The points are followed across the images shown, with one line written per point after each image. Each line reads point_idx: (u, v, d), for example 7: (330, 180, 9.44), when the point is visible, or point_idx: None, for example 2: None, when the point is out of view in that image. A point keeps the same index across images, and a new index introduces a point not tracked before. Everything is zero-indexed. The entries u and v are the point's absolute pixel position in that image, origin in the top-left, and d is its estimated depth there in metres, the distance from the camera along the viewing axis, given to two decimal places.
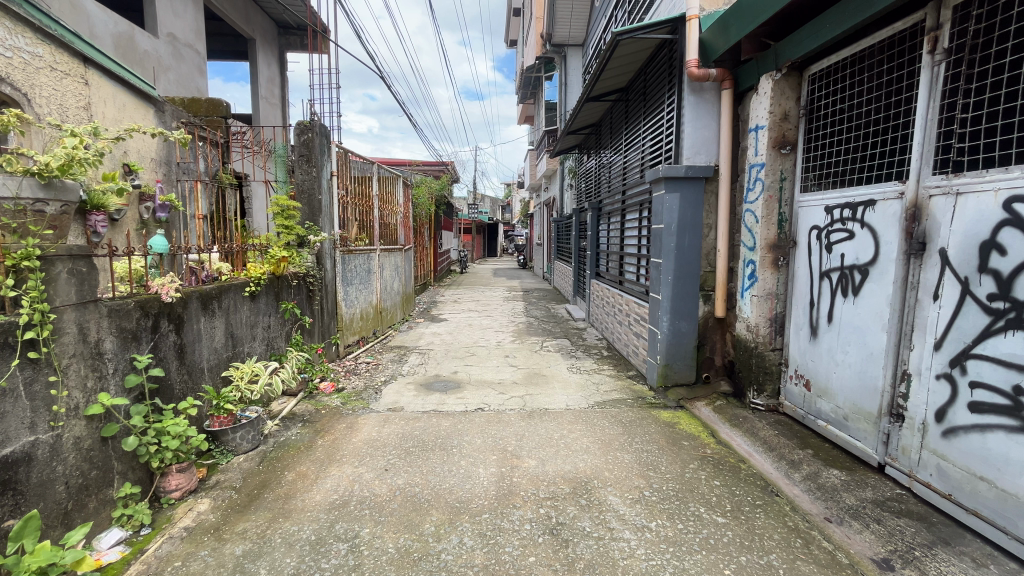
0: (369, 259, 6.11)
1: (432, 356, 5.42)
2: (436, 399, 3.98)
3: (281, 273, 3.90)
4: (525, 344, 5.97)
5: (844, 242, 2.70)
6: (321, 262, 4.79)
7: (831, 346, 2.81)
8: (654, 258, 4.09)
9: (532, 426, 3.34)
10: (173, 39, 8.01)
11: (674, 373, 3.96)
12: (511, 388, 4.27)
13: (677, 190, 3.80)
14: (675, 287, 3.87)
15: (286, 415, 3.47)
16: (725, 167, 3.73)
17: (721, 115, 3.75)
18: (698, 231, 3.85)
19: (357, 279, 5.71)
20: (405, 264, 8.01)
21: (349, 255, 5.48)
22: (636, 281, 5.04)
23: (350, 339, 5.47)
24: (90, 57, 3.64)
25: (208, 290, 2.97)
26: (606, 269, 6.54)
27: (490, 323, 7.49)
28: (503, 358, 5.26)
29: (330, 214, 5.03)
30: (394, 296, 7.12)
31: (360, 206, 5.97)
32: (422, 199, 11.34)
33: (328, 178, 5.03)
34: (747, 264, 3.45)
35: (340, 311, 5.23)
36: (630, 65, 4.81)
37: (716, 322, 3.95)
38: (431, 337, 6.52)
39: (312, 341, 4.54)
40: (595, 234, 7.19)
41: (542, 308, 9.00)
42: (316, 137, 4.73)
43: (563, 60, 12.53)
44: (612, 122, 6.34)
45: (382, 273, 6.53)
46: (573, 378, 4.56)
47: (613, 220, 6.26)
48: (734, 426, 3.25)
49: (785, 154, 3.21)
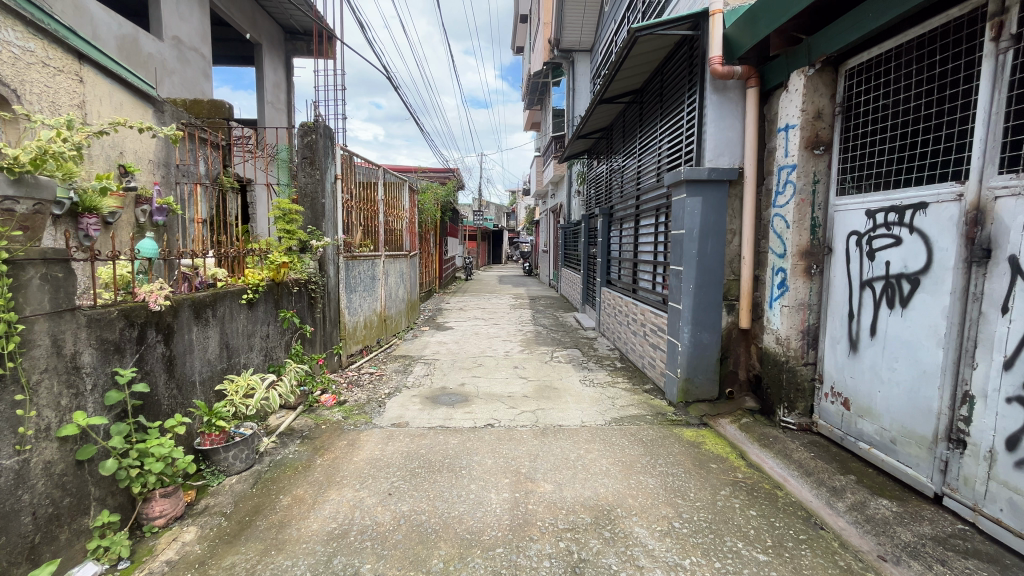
0: (373, 265, 5.92)
1: (437, 366, 5.20)
2: (442, 414, 3.76)
3: (281, 279, 3.70)
4: (535, 354, 5.75)
5: (889, 249, 2.48)
6: (323, 268, 4.60)
7: (874, 362, 2.58)
8: (674, 266, 3.87)
9: (546, 445, 3.12)
10: (178, 42, 7.91)
11: (695, 388, 3.74)
12: (522, 402, 4.06)
13: (699, 194, 3.59)
14: (697, 296, 3.65)
15: (284, 431, 3.27)
16: (750, 169, 3.52)
17: (746, 114, 3.54)
18: (721, 237, 3.63)
19: (361, 286, 5.52)
20: (411, 270, 7.84)
21: (352, 261, 5.29)
22: (651, 290, 4.83)
23: (353, 348, 5.27)
24: (85, 53, 3.47)
25: (201, 298, 2.78)
26: (617, 277, 6.33)
27: (497, 332, 7.27)
28: (512, 369, 5.04)
29: (333, 219, 4.85)
30: (398, 303, 6.91)
31: (365, 211, 5.80)
32: (428, 205, 11.20)
33: (332, 182, 4.85)
34: (776, 272, 3.23)
35: (343, 319, 5.04)
36: (646, 64, 4.61)
37: (740, 334, 3.73)
38: (437, 346, 6.31)
39: (313, 351, 4.34)
40: (605, 241, 6.98)
41: (550, 317, 8.77)
42: (320, 139, 4.55)
43: (571, 65, 12.41)
44: (625, 126, 6.14)
45: (386, 280, 6.34)
46: (587, 391, 4.34)
47: (625, 226, 6.06)
48: (765, 447, 3.01)
49: (819, 155, 2.99)
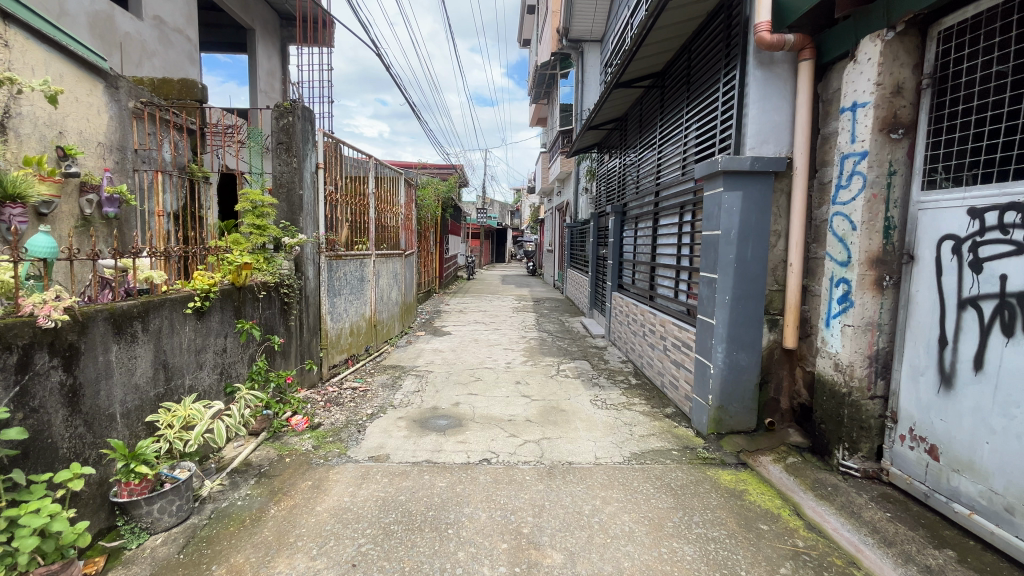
0: (362, 265, 5.36)
1: (430, 380, 4.64)
2: (431, 444, 3.19)
3: (242, 283, 3.14)
4: (539, 367, 5.17)
5: (1007, 259, 1.91)
6: (301, 269, 4.05)
7: (979, 403, 2.01)
8: (704, 272, 3.30)
9: (554, 491, 2.55)
10: (160, 23, 7.37)
11: (729, 418, 3.18)
12: (524, 428, 3.49)
13: (739, 188, 3.02)
14: (733, 310, 3.09)
15: (238, 468, 2.72)
16: (802, 160, 2.95)
17: (797, 93, 2.97)
18: (764, 240, 3.06)
19: (347, 289, 4.96)
20: (406, 271, 7.29)
21: (337, 261, 4.74)
22: (673, 298, 4.25)
23: (336, 358, 4.72)
24: (10, 12, 2.92)
25: (124, 308, 2.21)
26: (631, 281, 5.75)
27: (498, 339, 6.70)
28: (513, 385, 4.47)
29: (314, 215, 4.30)
30: (391, 307, 6.35)
31: (353, 205, 5.24)
32: (427, 201, 10.63)
33: (313, 172, 4.29)
34: (837, 283, 2.66)
35: (324, 326, 4.49)
36: (672, 39, 4.04)
37: (783, 355, 3.16)
38: (431, 355, 5.74)
39: (284, 367, 3.79)
40: (617, 242, 6.40)
41: (556, 322, 8.20)
42: (297, 123, 4.00)
43: (580, 56, 11.83)
44: (643, 116, 5.56)
45: (377, 282, 5.79)
46: (599, 415, 3.77)
47: (641, 225, 5.48)
48: (822, 499, 2.45)
49: (896, 140, 2.42)
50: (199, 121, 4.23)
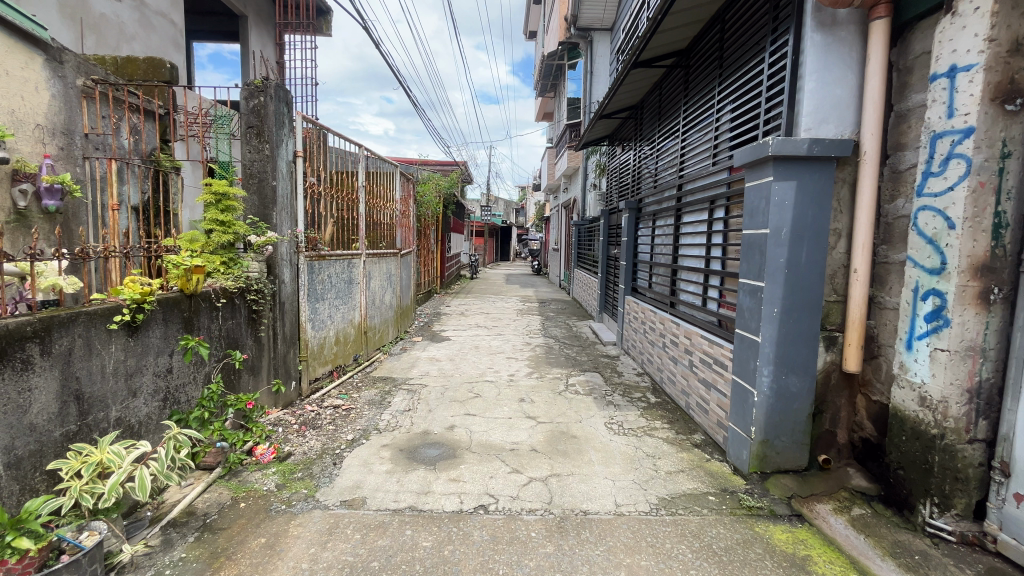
0: (350, 267, 4.85)
1: (422, 397, 4.12)
2: (418, 482, 2.68)
3: (194, 290, 2.63)
4: (546, 380, 4.65)
5: None
6: (274, 272, 3.54)
7: None
8: (745, 280, 2.76)
9: (566, 557, 2.03)
10: (140, 4, 6.86)
11: (775, 455, 2.64)
12: (529, 460, 2.97)
13: (793, 177, 2.48)
14: (783, 325, 2.56)
15: (178, 519, 2.22)
16: (871, 143, 2.41)
17: (867, 62, 2.43)
18: (822, 240, 2.52)
19: (332, 293, 4.46)
20: (402, 271, 6.78)
21: (320, 262, 4.24)
22: (700, 307, 3.72)
23: (319, 371, 4.22)
24: None
25: (10, 328, 1.70)
26: (647, 284, 5.22)
27: (501, 346, 6.17)
28: (516, 404, 3.95)
29: (292, 210, 3.79)
30: (384, 311, 5.84)
31: (340, 200, 4.73)
32: (428, 197, 10.11)
33: (290, 161, 3.77)
34: (923, 295, 2.12)
35: (304, 336, 3.99)
36: (704, 7, 3.49)
37: (841, 379, 2.63)
38: (426, 365, 5.23)
39: (251, 388, 3.27)
40: (631, 242, 5.85)
41: (563, 327, 7.66)
42: (270, 104, 3.47)
43: (589, 45, 11.25)
44: (662, 102, 5.02)
45: (368, 284, 5.28)
46: (616, 444, 3.24)
47: (660, 223, 4.95)
48: (911, 573, 1.91)
49: (1011, 114, 1.89)
50: (161, 102, 3.71)
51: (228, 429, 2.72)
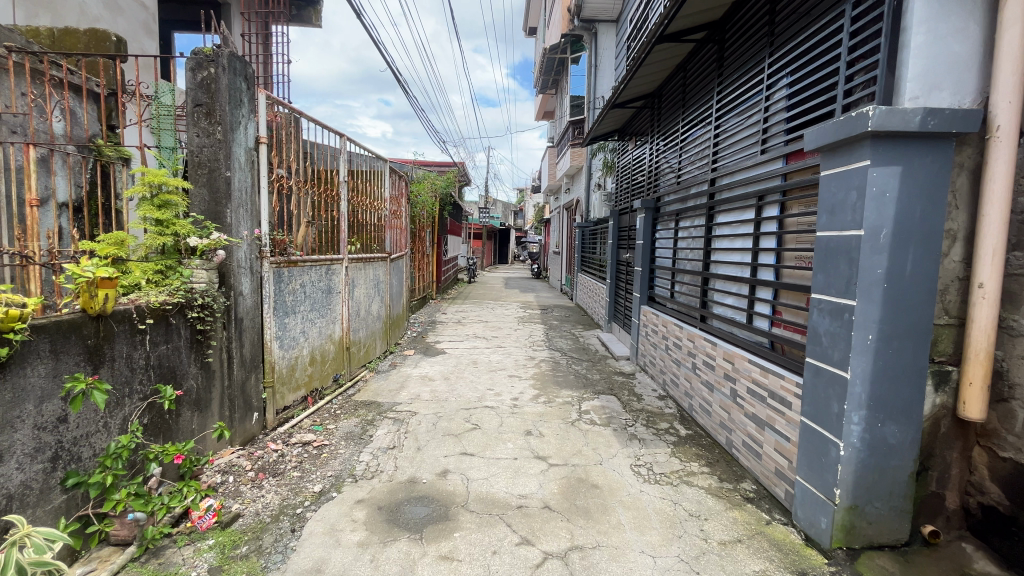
0: (329, 274, 4.22)
1: (411, 430, 3.48)
2: (399, 561, 2.04)
3: (101, 311, 1.99)
4: (555, 406, 4.02)
5: None
6: (226, 282, 2.89)
7: None
8: (823, 296, 2.14)
9: None
10: None
11: (867, 526, 2.02)
12: (542, 523, 2.34)
13: (897, 160, 1.86)
14: (880, 357, 1.94)
15: None
16: (1006, 114, 1.80)
17: (998, 7, 1.82)
18: (934, 245, 1.91)
19: (306, 305, 3.82)
20: (392, 278, 6.14)
21: (291, 270, 3.61)
22: (743, 325, 3.11)
23: (289, 398, 3.58)
24: None
25: None
26: (669, 294, 4.61)
27: (501, 362, 5.54)
28: (522, 439, 3.33)
29: (254, 207, 3.16)
30: (370, 323, 5.20)
31: (318, 197, 4.10)
32: (423, 198, 9.49)
33: (252, 148, 3.13)
34: None
35: (269, 358, 3.35)
36: None
37: (954, 428, 2.01)
38: (418, 386, 4.58)
39: (191, 435, 2.63)
40: (647, 245, 5.23)
41: (569, 338, 7.04)
42: (223, 78, 2.84)
43: (593, 38, 10.66)
44: (686, 86, 4.41)
45: (351, 293, 4.65)
46: (649, 497, 2.61)
47: (685, 223, 4.33)
48: None
49: None
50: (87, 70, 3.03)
51: (144, 494, 2.05)
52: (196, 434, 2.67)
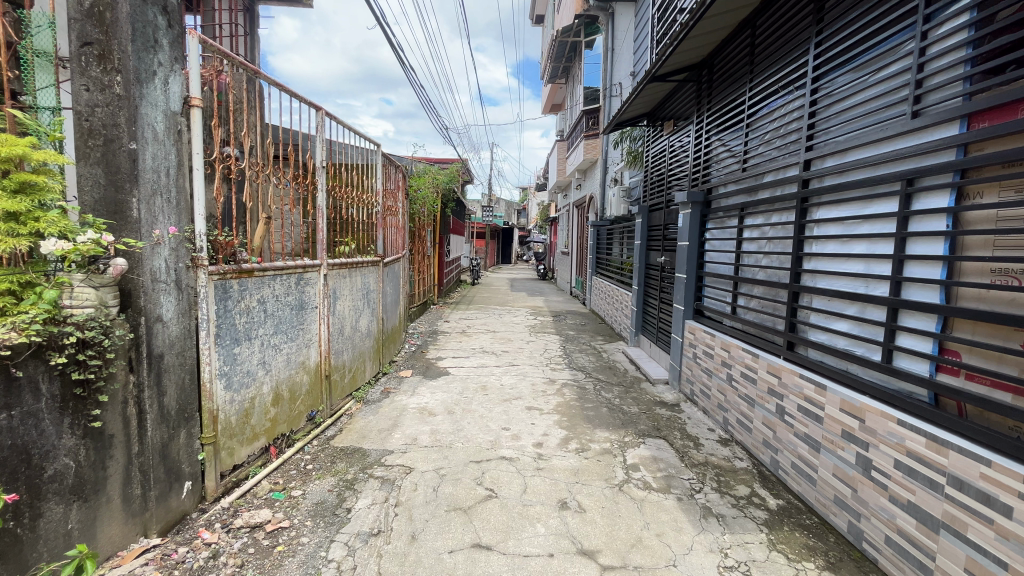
0: (302, 284, 3.30)
1: (403, 501, 2.56)
2: None
3: None
4: (592, 457, 3.10)
5: None
6: (130, 305, 2.00)
7: None
8: None
9: None
10: None
11: None
12: None
13: None
14: None
15: None
16: None
17: None
18: None
19: (267, 326, 2.90)
20: (386, 286, 5.22)
21: (244, 282, 2.68)
22: (876, 363, 2.18)
23: (240, 455, 2.67)
24: None
25: None
26: (730, 309, 3.69)
27: (515, 387, 4.61)
28: (556, 518, 2.41)
29: (184, 197, 2.25)
30: (358, 341, 4.28)
31: (288, 187, 3.17)
32: (424, 192, 8.56)
33: (179, 112, 2.22)
34: None
35: (210, 404, 2.44)
36: None
37: None
38: (415, 425, 3.65)
39: (61, 547, 1.73)
40: (696, 247, 4.31)
41: (591, 353, 6.11)
42: (123, 4, 1.93)
43: (610, 19, 9.76)
44: (755, 47, 3.46)
45: (332, 308, 3.73)
46: None
47: (755, 220, 3.41)
48: None
49: None
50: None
51: None
52: (70, 541, 1.77)
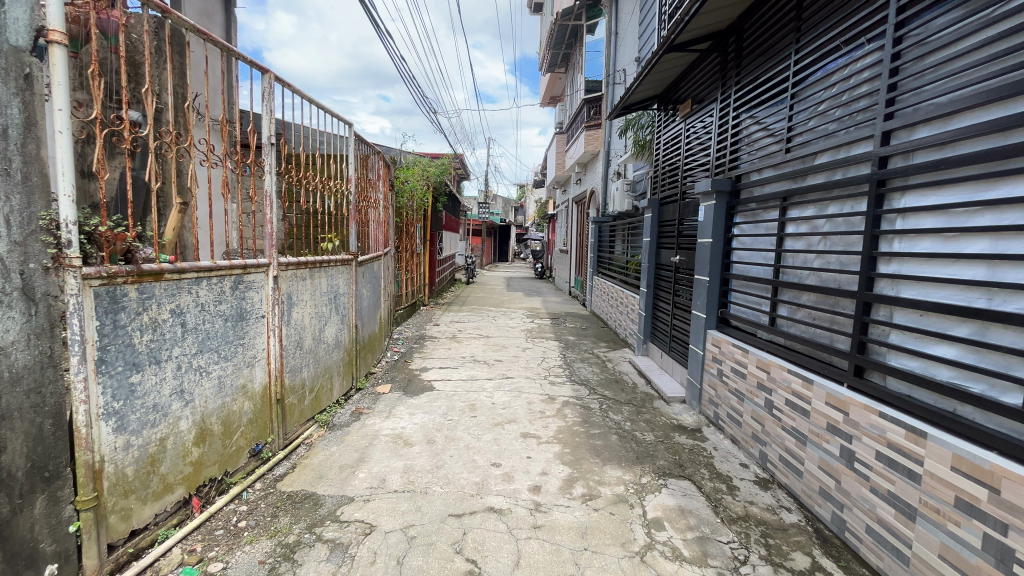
0: (241, 289, 2.64)
1: None
2: None
3: None
4: (604, 508, 2.45)
5: None
6: None
7: None
8: None
9: None
10: None
11: None
12: None
13: None
14: None
15: None
16: None
17: None
18: None
19: (187, 342, 2.25)
20: (361, 288, 4.56)
21: (149, 288, 2.02)
22: (1011, 408, 1.55)
23: (143, 515, 2.02)
24: None
25: None
26: (770, 320, 3.04)
27: (509, 406, 3.96)
28: None
29: (36, 170, 1.61)
30: (323, 354, 3.63)
31: (224, 165, 2.51)
32: (412, 184, 7.88)
33: (27, 49, 1.56)
34: None
35: (92, 456, 1.80)
36: None
37: None
38: (386, 459, 3.00)
39: None
40: (722, 245, 3.67)
41: (595, 363, 5.47)
42: None
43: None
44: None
45: (285, 317, 3.06)
46: None
47: (805, 211, 2.77)
48: None
49: None
50: None
51: None
52: None
